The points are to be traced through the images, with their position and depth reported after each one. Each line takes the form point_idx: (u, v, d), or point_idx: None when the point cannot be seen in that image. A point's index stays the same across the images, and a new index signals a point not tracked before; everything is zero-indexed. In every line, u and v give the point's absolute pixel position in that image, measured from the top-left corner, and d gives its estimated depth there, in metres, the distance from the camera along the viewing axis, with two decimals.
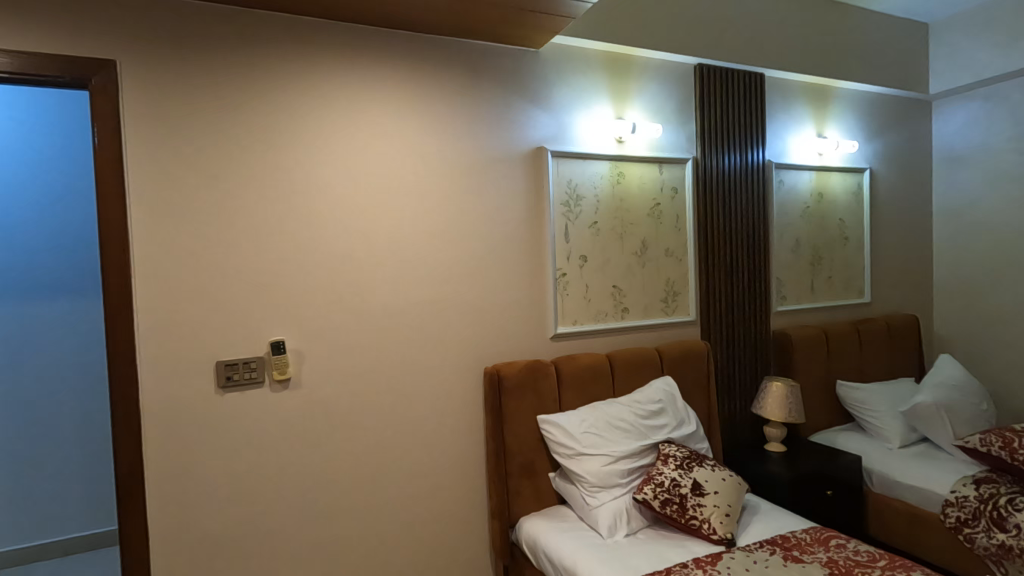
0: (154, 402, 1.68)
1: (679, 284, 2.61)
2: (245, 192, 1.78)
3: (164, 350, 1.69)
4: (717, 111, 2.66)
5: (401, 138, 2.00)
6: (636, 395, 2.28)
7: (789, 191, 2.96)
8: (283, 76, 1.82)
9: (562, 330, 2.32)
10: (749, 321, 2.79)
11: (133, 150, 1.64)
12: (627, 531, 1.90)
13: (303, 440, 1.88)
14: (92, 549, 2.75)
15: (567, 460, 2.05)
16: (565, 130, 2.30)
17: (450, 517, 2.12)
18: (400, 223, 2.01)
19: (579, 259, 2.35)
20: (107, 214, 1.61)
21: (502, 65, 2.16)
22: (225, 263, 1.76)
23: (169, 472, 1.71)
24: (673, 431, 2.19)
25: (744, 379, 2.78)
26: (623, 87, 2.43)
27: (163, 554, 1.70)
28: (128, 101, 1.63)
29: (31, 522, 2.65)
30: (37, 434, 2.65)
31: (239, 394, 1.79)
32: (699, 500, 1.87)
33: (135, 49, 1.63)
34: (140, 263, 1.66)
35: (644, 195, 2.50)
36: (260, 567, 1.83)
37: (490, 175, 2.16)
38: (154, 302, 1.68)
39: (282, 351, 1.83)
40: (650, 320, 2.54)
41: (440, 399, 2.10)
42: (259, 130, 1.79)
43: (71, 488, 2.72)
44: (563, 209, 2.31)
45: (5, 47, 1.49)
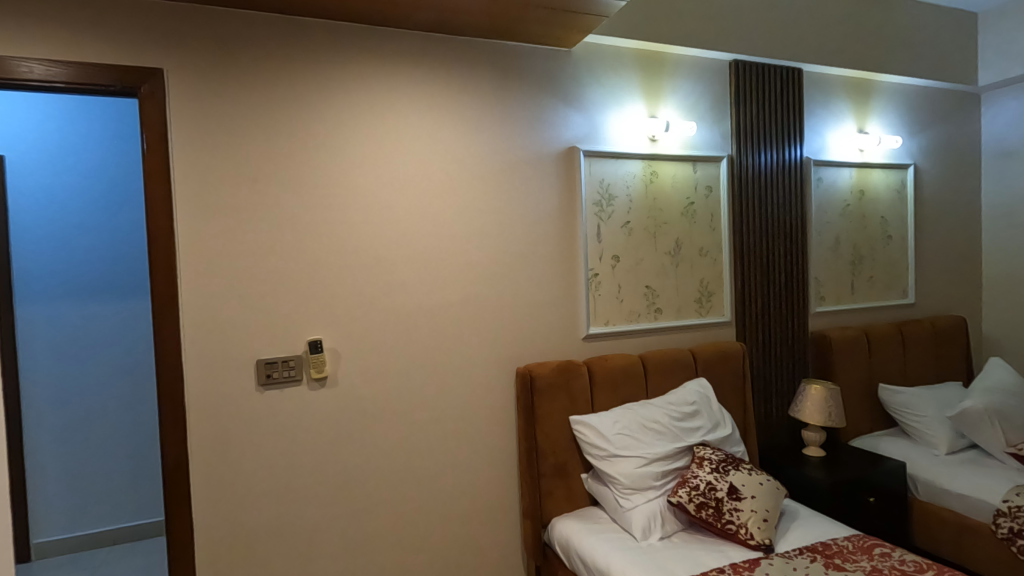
0: (197, 398, 1.74)
1: (714, 284, 2.57)
2: (284, 194, 1.83)
3: (206, 348, 1.75)
4: (753, 108, 2.60)
5: (434, 139, 2.02)
6: (670, 396, 2.25)
7: (829, 188, 2.88)
8: (319, 80, 1.86)
9: (594, 330, 2.31)
10: (786, 322, 2.73)
11: (179, 155, 1.70)
12: (661, 534, 1.88)
13: (339, 437, 1.92)
14: (140, 539, 2.87)
15: (599, 461, 2.04)
16: (597, 129, 2.28)
17: (483, 515, 2.13)
18: (433, 224, 2.03)
19: (611, 259, 2.34)
20: (155, 216, 1.67)
21: (534, 66, 2.17)
22: (265, 265, 1.81)
23: (211, 467, 1.76)
24: (708, 433, 2.16)
25: (781, 381, 2.71)
26: (656, 85, 2.40)
27: (207, 545, 1.76)
28: (174, 107, 1.69)
29: (82, 513, 2.77)
30: (85, 429, 2.76)
31: (279, 392, 1.83)
32: (736, 505, 1.84)
33: (180, 57, 1.69)
34: (185, 264, 1.72)
35: (677, 194, 2.47)
36: (297, 560, 1.87)
37: (522, 175, 2.17)
38: (198, 302, 1.73)
39: (319, 350, 1.87)
40: (684, 320, 2.51)
41: (473, 399, 2.11)
42: (298, 134, 1.84)
43: (117, 482, 2.83)
44: (595, 209, 2.29)
45: (61, 58, 1.57)
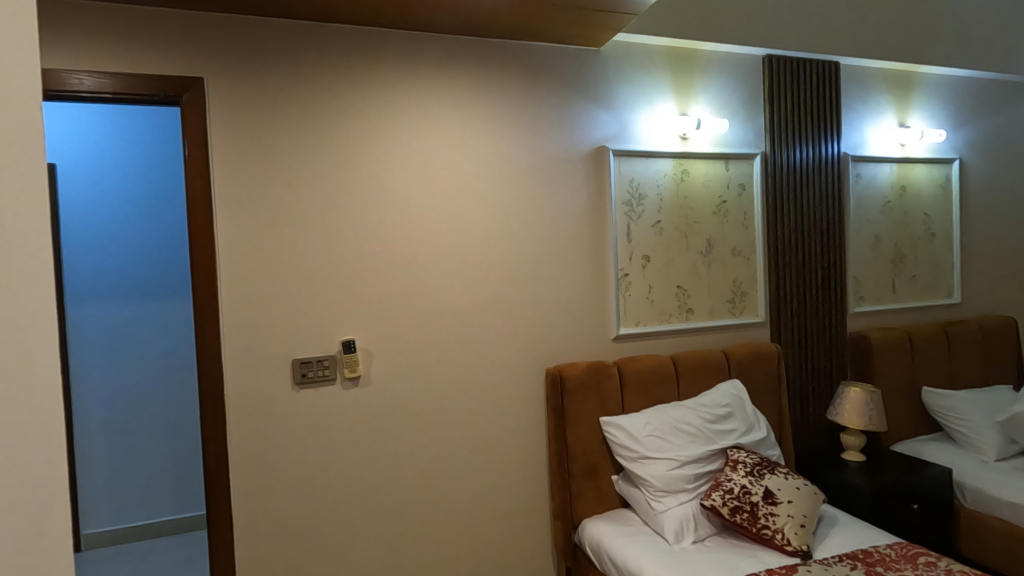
0: (236, 396, 1.79)
1: (747, 283, 2.52)
2: (318, 197, 1.87)
3: (245, 348, 1.80)
4: (788, 103, 2.54)
5: (464, 141, 2.04)
6: (703, 398, 2.21)
7: (868, 185, 2.79)
8: (352, 85, 1.89)
9: (625, 331, 2.29)
10: (823, 323, 2.66)
11: (218, 161, 1.75)
12: (694, 538, 1.85)
13: (371, 435, 1.95)
14: (182, 532, 2.97)
15: (631, 463, 2.02)
16: (627, 128, 2.27)
17: (513, 515, 2.14)
18: (463, 225, 2.05)
19: (641, 259, 2.32)
20: (196, 221, 1.73)
21: (564, 66, 2.16)
22: (300, 266, 1.85)
23: (250, 462, 1.81)
24: (742, 436, 2.12)
25: (819, 383, 2.64)
26: (687, 83, 2.37)
27: (246, 539, 1.81)
28: (214, 114, 1.75)
29: (128, 506, 2.89)
30: (131, 425, 2.88)
31: (313, 391, 1.87)
32: (772, 509, 1.80)
33: (219, 67, 1.75)
34: (223, 267, 1.77)
35: (709, 193, 2.43)
36: (331, 556, 1.91)
37: (551, 176, 2.16)
38: (237, 303, 1.79)
39: (353, 350, 1.90)
40: (716, 321, 2.46)
41: (503, 399, 2.12)
42: (332, 139, 1.88)
43: (161, 476, 2.93)
44: (625, 208, 2.28)
45: (109, 70, 1.64)
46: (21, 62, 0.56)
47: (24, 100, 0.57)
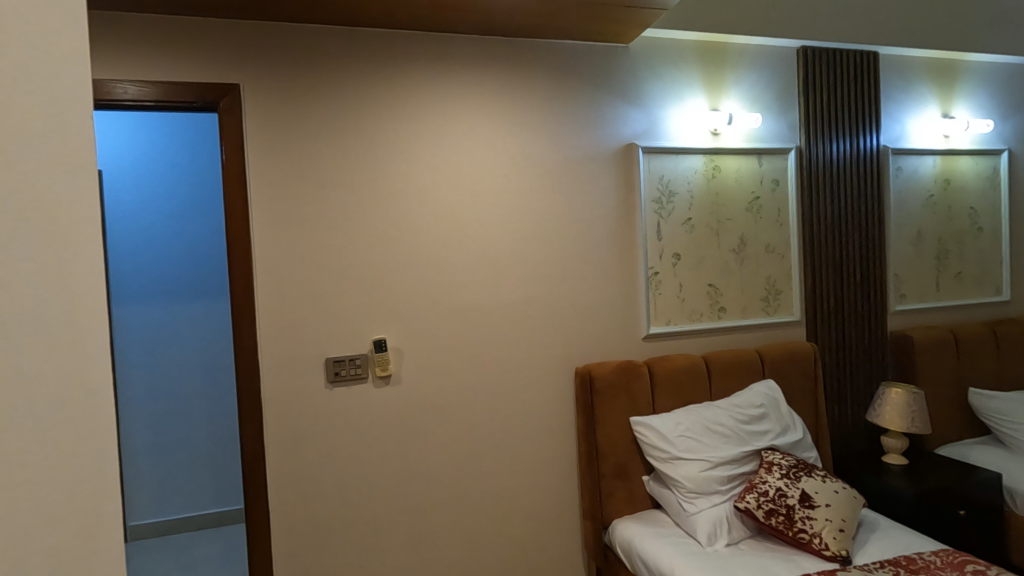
0: (272, 393, 1.84)
1: (782, 281, 2.46)
2: (350, 199, 1.90)
3: (280, 346, 1.84)
4: (824, 95, 2.47)
5: (493, 141, 2.05)
6: (736, 398, 2.17)
7: (909, 178, 2.69)
8: (382, 88, 1.92)
9: (655, 330, 2.26)
10: (862, 321, 2.58)
11: (254, 165, 1.80)
12: (728, 541, 1.82)
13: (402, 432, 1.97)
14: (221, 525, 3.07)
15: (662, 464, 2.00)
16: (656, 125, 2.24)
17: (543, 514, 2.14)
18: (491, 224, 2.05)
19: (672, 257, 2.29)
20: (234, 223, 1.77)
21: (592, 63, 2.15)
22: (333, 267, 1.89)
23: (286, 458, 1.86)
24: (777, 437, 2.08)
25: (857, 383, 2.57)
26: (718, 77, 2.33)
27: (282, 532, 1.86)
28: (250, 119, 1.79)
29: (170, 499, 2.99)
30: (173, 421, 2.98)
31: (346, 389, 1.91)
32: (809, 513, 1.75)
33: (255, 73, 1.79)
34: (260, 267, 1.82)
35: (741, 189, 2.38)
36: (364, 551, 1.94)
37: (579, 174, 2.15)
38: (273, 303, 1.83)
39: (384, 349, 1.93)
40: (750, 320, 2.42)
41: (533, 398, 2.12)
42: (362, 141, 1.91)
43: (201, 472, 3.03)
44: (655, 206, 2.25)
45: (150, 78, 1.70)
46: (69, 69, 0.58)
47: (71, 107, 0.58)
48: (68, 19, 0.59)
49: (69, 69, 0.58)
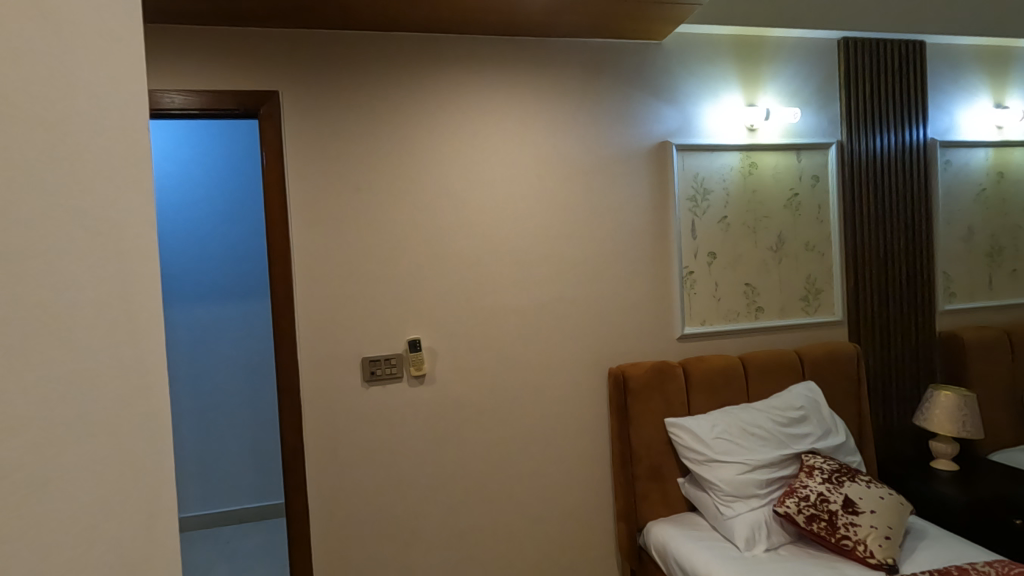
0: (311, 392, 1.89)
1: (822, 280, 2.40)
2: (385, 201, 1.93)
3: (318, 346, 1.89)
4: (867, 88, 2.39)
5: (524, 142, 2.05)
6: (775, 400, 2.12)
7: (959, 172, 2.58)
8: (416, 91, 1.95)
9: (690, 330, 2.23)
10: (908, 321, 2.48)
11: (293, 170, 1.85)
12: (767, 546, 1.78)
13: (436, 431, 2.00)
14: (262, 519, 3.17)
15: (698, 466, 1.97)
16: (691, 122, 2.20)
17: (576, 514, 2.13)
18: (523, 225, 2.06)
19: (706, 256, 2.25)
20: (274, 226, 1.83)
21: (624, 60, 2.13)
22: (368, 268, 1.93)
23: (325, 455, 1.90)
24: (818, 441, 2.02)
25: (903, 386, 2.47)
26: (754, 72, 2.28)
27: (322, 527, 1.90)
28: (289, 125, 1.84)
29: (215, 492, 3.10)
30: (217, 416, 3.09)
31: (382, 388, 1.94)
32: (852, 519, 1.70)
33: (293, 80, 1.84)
34: (299, 269, 1.87)
35: (779, 186, 2.32)
36: (400, 547, 1.98)
37: (612, 173, 2.14)
38: (310, 303, 1.88)
39: (418, 349, 1.95)
40: (788, 320, 2.36)
41: (565, 399, 2.11)
42: (396, 145, 1.94)
43: (244, 466, 3.13)
44: (689, 204, 2.22)
45: (194, 88, 1.76)
46: (123, 88, 0.61)
47: (125, 122, 0.61)
48: (120, 31, 0.61)
49: (122, 88, 0.61)
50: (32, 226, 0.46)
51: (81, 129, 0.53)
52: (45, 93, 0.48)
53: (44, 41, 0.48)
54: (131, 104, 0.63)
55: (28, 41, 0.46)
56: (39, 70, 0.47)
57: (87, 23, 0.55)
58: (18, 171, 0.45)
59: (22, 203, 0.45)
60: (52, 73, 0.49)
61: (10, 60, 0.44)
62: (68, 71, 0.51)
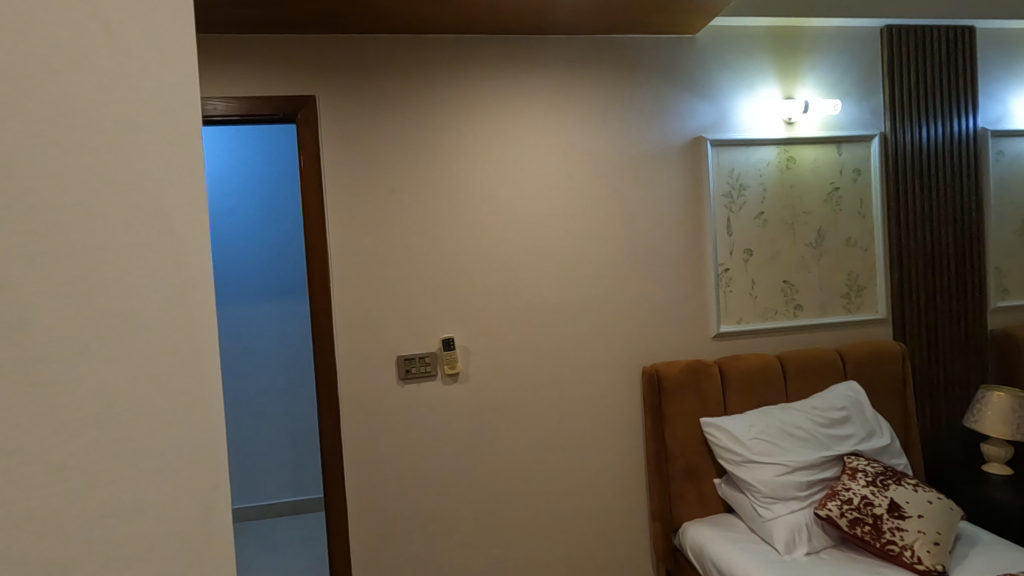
0: (348, 390, 1.93)
1: (865, 277, 2.32)
2: (418, 202, 1.96)
3: (354, 344, 1.93)
4: (912, 77, 2.31)
5: (556, 140, 2.05)
6: (815, 400, 2.07)
7: (1012, 163, 2.46)
8: (449, 92, 1.96)
9: (725, 329, 2.19)
10: (957, 319, 2.38)
11: (330, 173, 1.90)
12: (807, 549, 1.74)
13: (469, 429, 2.01)
14: (301, 513, 3.25)
15: (735, 467, 1.93)
16: (726, 117, 2.17)
17: (610, 513, 2.12)
18: (556, 223, 2.05)
19: (743, 253, 2.20)
20: (312, 228, 1.87)
21: (658, 55, 2.10)
22: (402, 268, 1.96)
23: (361, 452, 1.94)
24: (861, 442, 1.96)
25: (951, 386, 2.38)
26: (792, 64, 2.22)
27: (359, 522, 1.95)
28: (325, 129, 1.89)
29: (257, 486, 3.21)
30: (259, 412, 3.20)
31: (417, 386, 1.97)
32: (898, 523, 1.65)
33: (329, 85, 1.88)
34: (336, 270, 1.91)
35: (819, 180, 2.26)
36: (434, 543, 2.00)
37: (646, 170, 2.12)
38: (347, 303, 1.92)
39: (452, 348, 1.97)
40: (829, 318, 2.29)
41: (598, 397, 2.10)
42: (429, 146, 1.96)
43: (284, 462, 3.22)
44: (724, 200, 2.18)
45: (235, 95, 1.82)
46: (177, 93, 0.64)
47: (178, 128, 0.64)
48: (175, 47, 0.64)
49: (177, 95, 0.64)
50: (89, 229, 0.48)
51: (135, 130, 0.55)
52: (101, 94, 0.50)
53: (100, 44, 0.50)
54: (184, 109, 0.65)
55: (85, 43, 0.49)
56: (96, 72, 0.50)
57: (140, 28, 0.57)
58: (77, 175, 0.47)
59: (81, 207, 0.47)
60: (108, 75, 0.51)
61: (69, 64, 0.47)
62: (123, 73, 0.54)
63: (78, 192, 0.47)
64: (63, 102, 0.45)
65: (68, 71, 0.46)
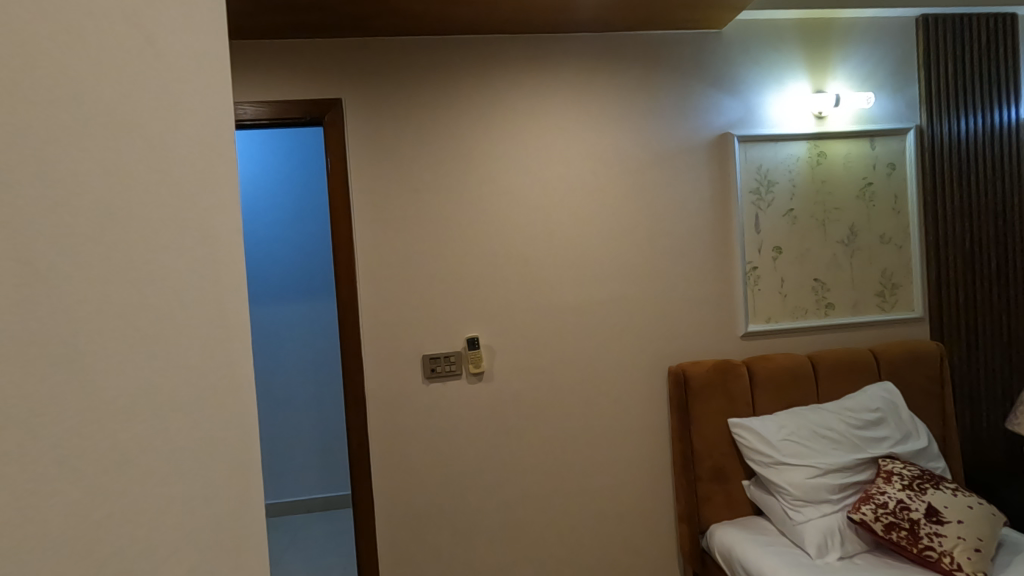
0: (374, 388, 1.95)
1: (900, 274, 2.26)
2: (443, 202, 1.97)
3: (380, 343, 1.95)
4: (949, 67, 2.23)
5: (580, 139, 2.04)
6: (848, 401, 2.02)
7: None
8: (473, 93, 1.97)
9: (753, 328, 2.15)
10: (999, 317, 2.29)
11: (356, 175, 1.92)
12: (840, 554, 1.70)
13: (494, 428, 2.02)
14: (329, 509, 3.31)
15: (764, 469, 1.90)
16: (754, 112, 2.13)
17: (636, 513, 2.11)
18: (580, 222, 2.05)
19: (772, 251, 2.16)
20: (339, 229, 1.90)
21: (683, 51, 2.08)
22: (427, 268, 1.97)
23: (388, 449, 1.97)
24: (897, 445, 1.91)
25: (993, 387, 2.29)
26: (823, 56, 2.17)
27: (386, 519, 1.97)
28: (351, 132, 1.91)
29: (286, 482, 3.27)
30: (289, 410, 3.26)
31: (442, 385, 1.99)
32: (937, 529, 1.60)
33: (355, 88, 1.91)
34: (363, 270, 1.94)
35: (851, 175, 2.20)
36: (460, 540, 2.01)
37: (671, 167, 2.09)
38: (373, 303, 1.95)
39: (477, 347, 1.98)
40: (862, 317, 2.23)
41: (623, 397, 2.09)
42: (453, 147, 1.97)
43: (312, 459, 3.28)
44: (752, 197, 2.14)
45: (265, 99, 1.86)
46: (211, 98, 0.66)
47: (213, 132, 0.66)
48: (211, 55, 0.66)
49: (212, 101, 0.66)
50: (130, 232, 0.49)
51: (171, 133, 0.57)
52: (139, 98, 0.52)
53: (137, 49, 0.52)
54: (217, 114, 0.67)
55: (123, 49, 0.50)
56: (133, 76, 0.51)
57: (173, 33, 0.59)
58: (118, 178, 0.48)
59: (123, 210, 0.48)
60: (144, 80, 0.53)
61: (108, 69, 0.48)
62: (159, 77, 0.55)
63: (119, 195, 0.48)
64: (104, 106, 0.47)
65: (108, 76, 0.48)
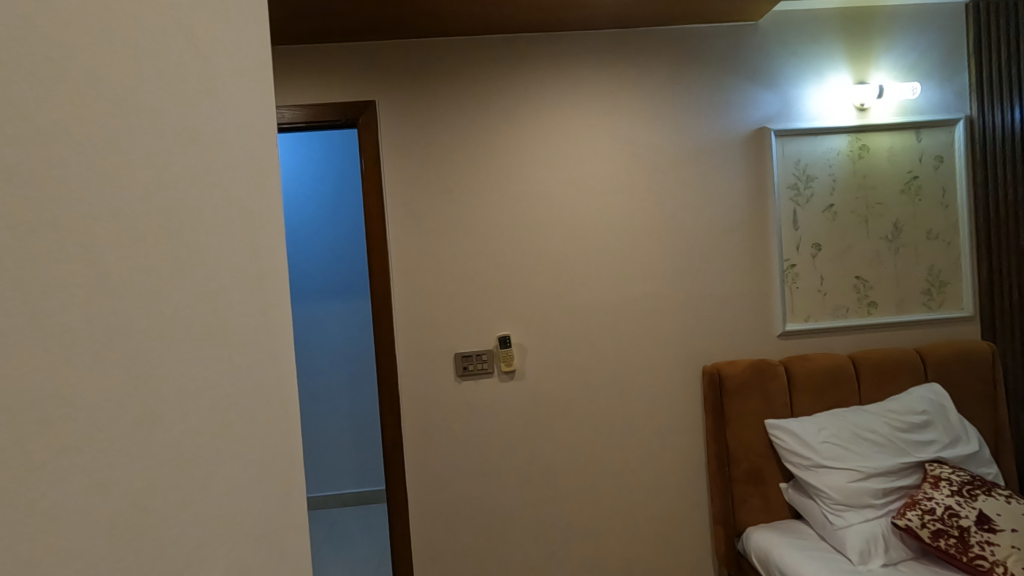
0: (408, 385, 1.98)
1: (948, 272, 2.17)
2: (474, 202, 1.99)
3: (413, 341, 1.98)
4: (1002, 55, 2.13)
5: (611, 136, 2.02)
6: (892, 403, 1.95)
7: None
8: (504, 92, 1.98)
9: (791, 327, 2.10)
10: None
11: (389, 175, 1.95)
12: (884, 561, 1.64)
13: (525, 426, 2.03)
14: (363, 504, 3.37)
15: (803, 472, 1.85)
16: (791, 105, 2.07)
17: (669, 514, 2.08)
18: (612, 220, 2.03)
19: (811, 248, 2.10)
20: (373, 229, 1.94)
21: (718, 44, 2.04)
22: (459, 267, 1.99)
23: (420, 446, 1.99)
24: (945, 449, 1.84)
25: None
26: (865, 47, 2.10)
27: (418, 514, 2.00)
28: (385, 133, 1.95)
29: (322, 477, 3.35)
30: (324, 406, 3.34)
31: (473, 383, 2.00)
32: (988, 537, 1.52)
33: (388, 90, 1.94)
34: (396, 269, 1.97)
35: (896, 169, 2.12)
36: (491, 537, 2.03)
37: (705, 164, 2.06)
38: (406, 301, 1.98)
39: (508, 346, 1.99)
40: (907, 316, 2.15)
41: (656, 397, 2.07)
42: (484, 146, 1.98)
43: (347, 454, 3.35)
44: (790, 192, 2.08)
45: (302, 102, 1.91)
46: (254, 106, 0.68)
47: (256, 138, 0.68)
48: (253, 64, 0.69)
49: (255, 107, 0.68)
50: (179, 236, 0.51)
51: (216, 138, 0.59)
52: (185, 106, 0.54)
53: (183, 54, 0.54)
54: (260, 120, 0.69)
55: (170, 60, 0.52)
56: (181, 86, 0.53)
57: (219, 44, 0.61)
58: (164, 179, 0.50)
59: (173, 214, 0.51)
60: (191, 89, 0.55)
61: (157, 77, 0.50)
62: (205, 85, 0.58)
63: (170, 200, 0.50)
64: (151, 110, 0.49)
65: (157, 84, 0.50)
